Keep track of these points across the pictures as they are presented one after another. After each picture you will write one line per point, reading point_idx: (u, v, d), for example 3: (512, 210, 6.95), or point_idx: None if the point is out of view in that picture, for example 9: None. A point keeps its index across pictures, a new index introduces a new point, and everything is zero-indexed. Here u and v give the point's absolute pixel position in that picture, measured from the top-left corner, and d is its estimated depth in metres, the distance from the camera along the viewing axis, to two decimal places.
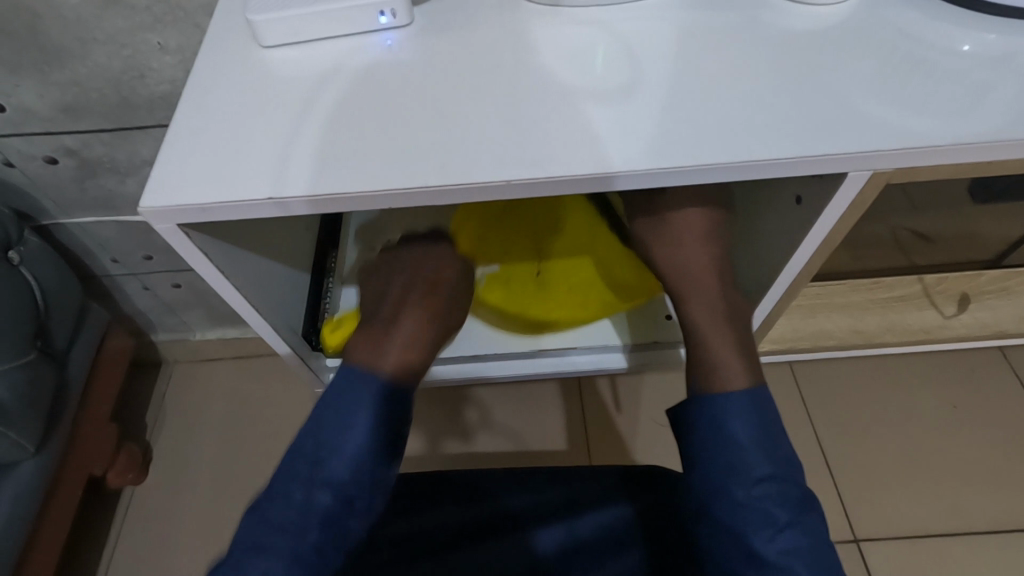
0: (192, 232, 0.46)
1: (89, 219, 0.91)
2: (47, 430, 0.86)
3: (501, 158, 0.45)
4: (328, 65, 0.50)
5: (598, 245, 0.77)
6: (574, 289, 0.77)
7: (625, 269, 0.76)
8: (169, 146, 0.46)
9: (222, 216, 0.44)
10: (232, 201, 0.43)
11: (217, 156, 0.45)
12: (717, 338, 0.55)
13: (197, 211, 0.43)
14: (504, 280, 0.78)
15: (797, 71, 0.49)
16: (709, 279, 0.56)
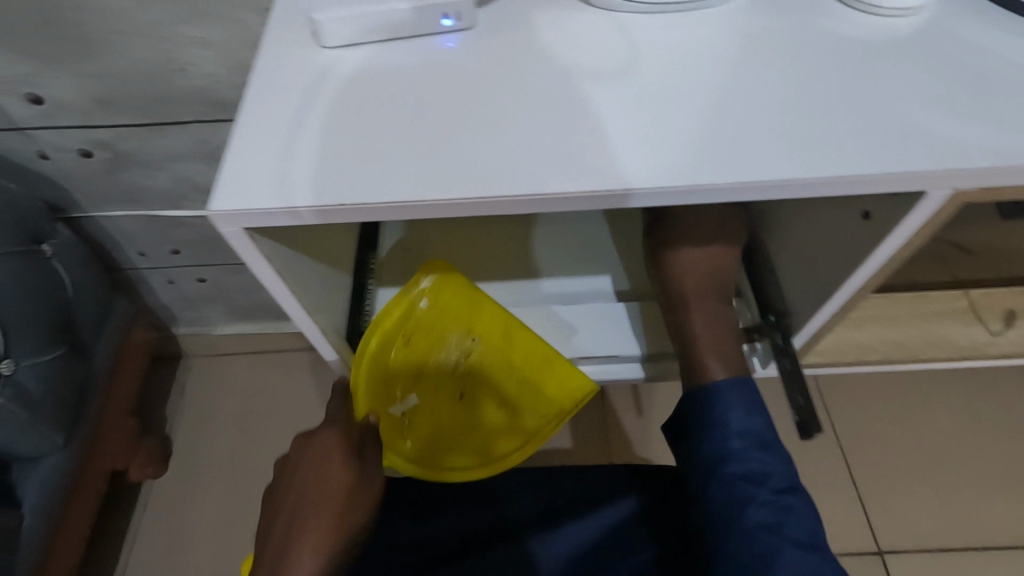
0: (255, 235, 0.45)
1: (118, 212, 0.90)
2: (73, 425, 0.84)
3: (568, 166, 0.44)
4: (391, 67, 0.49)
5: (513, 351, 0.67)
6: (501, 414, 0.66)
7: (552, 376, 0.66)
8: (232, 148, 0.45)
9: (289, 220, 0.43)
10: (301, 206, 0.42)
11: (281, 159, 0.44)
12: (707, 342, 0.57)
13: (264, 215, 0.42)
14: (426, 418, 0.66)
15: (867, 82, 0.48)
16: (699, 286, 0.60)
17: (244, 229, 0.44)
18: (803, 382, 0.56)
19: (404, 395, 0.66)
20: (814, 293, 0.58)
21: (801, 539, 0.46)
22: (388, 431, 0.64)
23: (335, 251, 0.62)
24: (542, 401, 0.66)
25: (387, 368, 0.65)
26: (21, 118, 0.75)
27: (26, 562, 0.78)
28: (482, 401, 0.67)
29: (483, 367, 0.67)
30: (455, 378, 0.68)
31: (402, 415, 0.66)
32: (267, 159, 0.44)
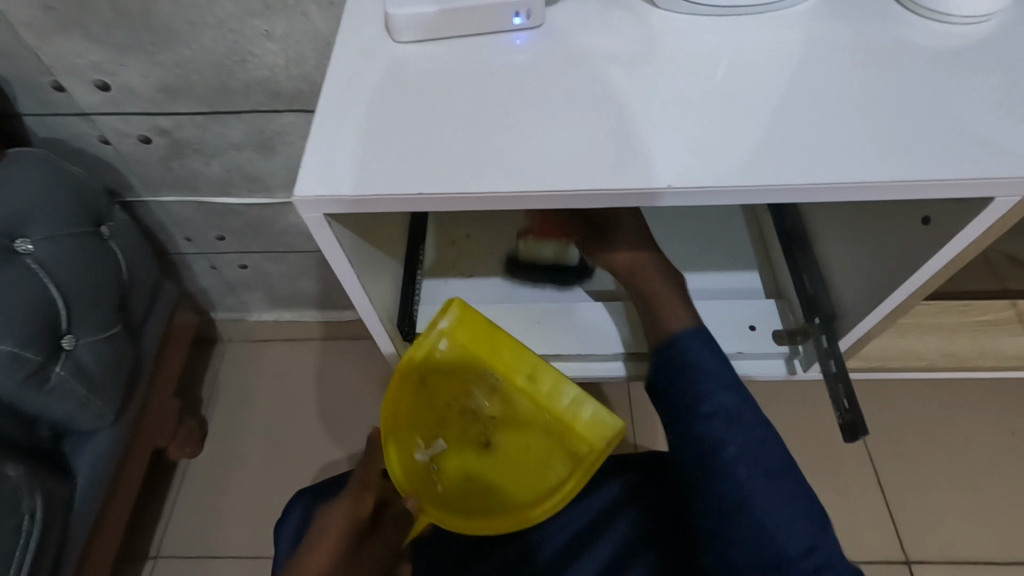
0: (332, 221, 0.47)
1: (170, 198, 0.93)
2: (124, 401, 0.87)
3: (639, 163, 0.46)
4: (462, 64, 0.51)
5: (537, 391, 0.67)
6: (527, 453, 0.67)
7: (579, 417, 0.65)
8: (313, 136, 0.47)
9: (369, 208, 0.45)
10: (381, 193, 0.44)
11: (363, 148, 0.46)
12: (658, 292, 0.60)
13: (346, 202, 0.45)
14: (454, 461, 0.68)
15: (935, 88, 0.48)
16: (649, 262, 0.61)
17: (324, 215, 0.46)
18: (850, 386, 0.57)
19: (428, 441, 0.67)
20: (864, 297, 0.58)
21: (771, 467, 0.49)
22: (417, 479, 0.65)
23: (390, 239, 0.63)
24: (572, 442, 0.65)
25: (409, 419, 0.67)
26: (87, 103, 0.78)
27: (78, 530, 0.81)
28: (510, 443, 0.68)
29: (508, 407, 0.68)
30: (477, 421, 0.68)
31: (429, 460, 0.67)
32: (347, 148, 0.46)
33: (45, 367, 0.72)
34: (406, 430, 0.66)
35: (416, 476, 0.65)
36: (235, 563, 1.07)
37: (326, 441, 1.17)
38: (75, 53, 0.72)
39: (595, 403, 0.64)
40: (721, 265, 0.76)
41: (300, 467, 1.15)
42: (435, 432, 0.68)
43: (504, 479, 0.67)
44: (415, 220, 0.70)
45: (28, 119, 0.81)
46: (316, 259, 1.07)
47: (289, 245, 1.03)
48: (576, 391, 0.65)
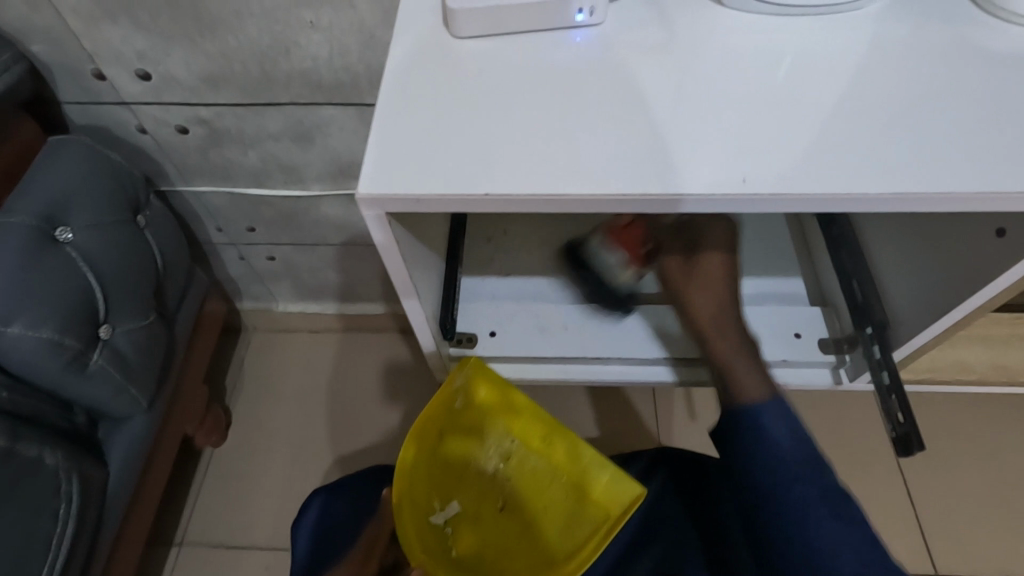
0: (390, 218, 0.47)
1: (205, 187, 0.93)
2: (157, 389, 0.87)
3: (706, 165, 0.44)
4: (523, 61, 0.50)
5: (553, 456, 0.72)
6: (540, 517, 0.71)
7: (597, 480, 0.69)
8: (373, 132, 0.47)
9: (429, 208, 0.44)
10: (444, 191, 0.43)
11: (424, 145, 0.45)
12: (737, 362, 0.60)
13: (408, 201, 0.44)
14: (468, 523, 0.73)
15: (1016, 93, 0.46)
16: (727, 301, 0.64)
17: (382, 213, 0.45)
18: (905, 397, 0.55)
19: (443, 504, 0.72)
20: (922, 307, 0.57)
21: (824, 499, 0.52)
22: (434, 542, 0.69)
23: (433, 235, 0.63)
24: (591, 508, 0.69)
25: (428, 482, 0.71)
26: (128, 91, 0.78)
27: (111, 516, 0.81)
28: (523, 508, 0.72)
29: (521, 469, 0.73)
30: (492, 483, 0.74)
31: (443, 523, 0.72)
32: (409, 144, 0.45)
33: (84, 355, 0.73)
34: (423, 494, 0.70)
35: (433, 539, 0.69)
36: (258, 553, 1.08)
37: (349, 434, 1.17)
38: (119, 40, 0.72)
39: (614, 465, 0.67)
40: (764, 268, 0.75)
41: (322, 459, 1.15)
42: (449, 494, 0.73)
43: (518, 542, 0.71)
44: (455, 219, 0.71)
45: (69, 106, 0.81)
46: (345, 251, 1.07)
47: (318, 237, 1.03)
48: (596, 454, 0.69)
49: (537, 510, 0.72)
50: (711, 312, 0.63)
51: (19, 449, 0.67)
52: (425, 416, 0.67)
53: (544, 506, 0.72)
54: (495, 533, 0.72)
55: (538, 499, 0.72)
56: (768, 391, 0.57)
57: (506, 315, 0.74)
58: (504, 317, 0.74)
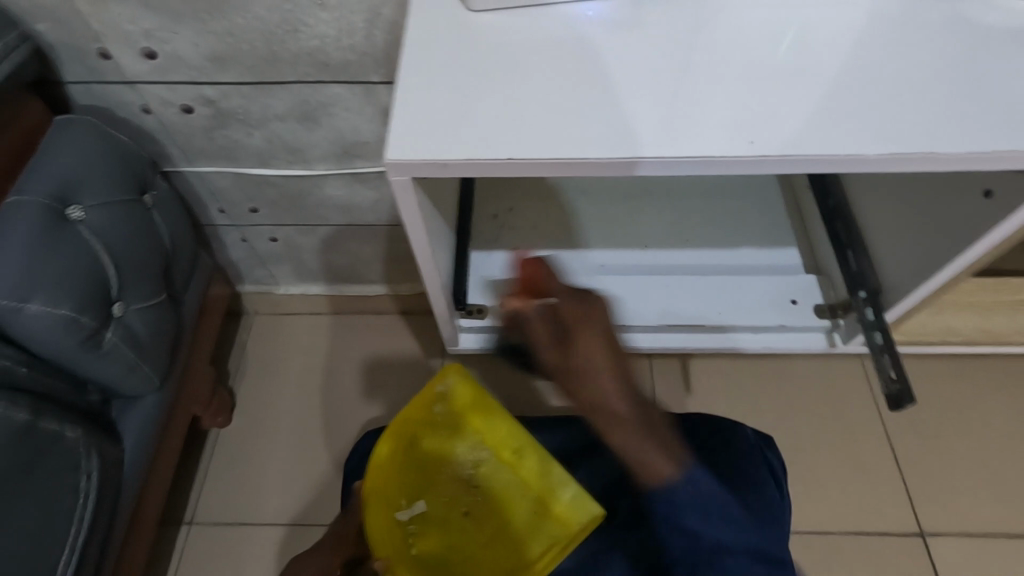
0: (415, 186, 0.48)
1: (209, 168, 0.94)
2: (168, 368, 0.89)
3: (714, 132, 0.47)
4: (539, 33, 0.51)
5: (519, 469, 0.81)
6: (503, 526, 0.79)
7: (560, 498, 0.76)
8: (397, 101, 0.48)
9: (453, 173, 0.46)
10: (468, 157, 0.45)
11: (448, 112, 0.47)
12: (631, 445, 0.50)
13: (433, 166, 0.45)
14: (431, 524, 0.78)
15: (1005, 64, 0.49)
16: (598, 375, 0.53)
17: (410, 179, 0.47)
18: (897, 356, 0.58)
19: (410, 502, 0.79)
20: (914, 270, 0.60)
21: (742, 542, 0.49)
22: (398, 537, 0.75)
23: (444, 208, 0.64)
24: (551, 520, 0.76)
25: (398, 477, 0.78)
26: (134, 71, 0.78)
27: (129, 491, 0.83)
28: (485, 516, 0.80)
29: (490, 480, 0.82)
30: (460, 490, 0.82)
31: (408, 521, 0.78)
32: (431, 112, 0.47)
33: (98, 332, 0.74)
34: (392, 490, 0.77)
35: (395, 534, 0.75)
36: (270, 530, 1.10)
37: (354, 414, 1.19)
38: (126, 18, 0.72)
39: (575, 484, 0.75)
40: (761, 239, 0.78)
41: (330, 438, 1.17)
42: (418, 494, 0.80)
43: (479, 549, 0.77)
44: (464, 191, 0.72)
45: (71, 86, 0.81)
46: (347, 233, 1.08)
47: (322, 219, 1.04)
48: (560, 471, 0.77)
49: (499, 520, 0.80)
50: (601, 393, 0.53)
51: (40, 424, 0.68)
52: (404, 412, 0.78)
53: (508, 516, 0.80)
54: (456, 538, 0.78)
55: (503, 510, 0.80)
56: (670, 465, 0.49)
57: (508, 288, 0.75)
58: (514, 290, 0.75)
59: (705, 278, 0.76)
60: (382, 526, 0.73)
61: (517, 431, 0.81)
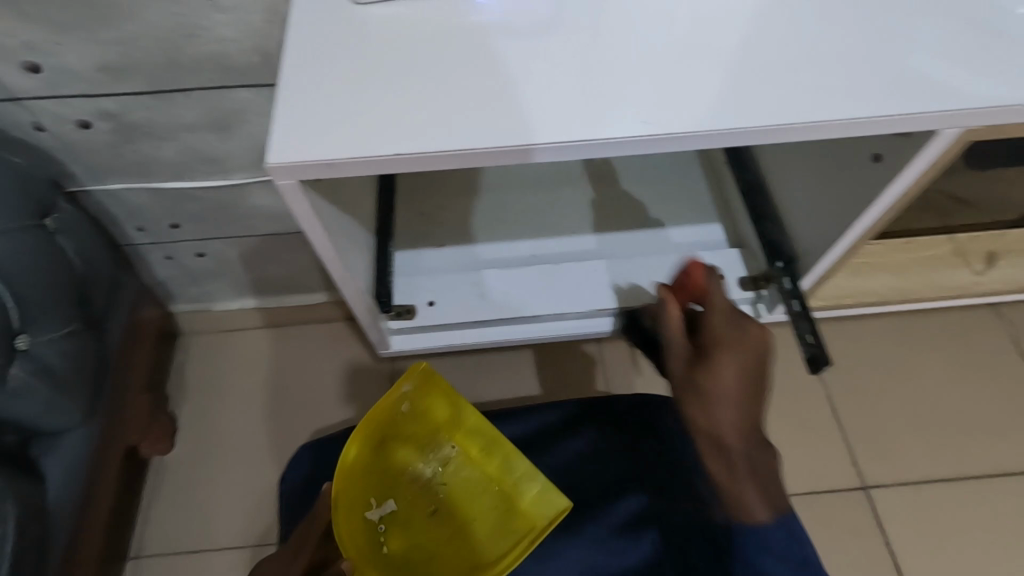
0: (307, 190, 0.47)
1: (120, 185, 0.89)
2: (93, 399, 0.84)
3: (609, 116, 0.47)
4: (429, 23, 0.50)
5: (486, 466, 0.81)
6: (473, 523, 0.79)
7: (527, 492, 0.77)
8: (280, 103, 0.46)
9: (344, 173, 0.45)
10: (357, 156, 0.44)
11: (334, 110, 0.45)
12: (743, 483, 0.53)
13: (322, 167, 0.44)
14: (401, 522, 0.78)
15: (886, 33, 0.51)
16: (740, 402, 0.54)
17: (299, 183, 0.45)
18: (815, 321, 0.61)
19: (379, 502, 0.78)
20: (822, 236, 0.62)
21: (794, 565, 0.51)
22: (366, 537, 0.74)
23: (359, 210, 0.63)
24: (517, 517, 0.76)
25: (366, 477, 0.77)
26: (19, 87, 0.73)
27: (57, 535, 0.79)
28: (454, 514, 0.80)
29: (458, 477, 0.82)
30: (427, 488, 0.81)
31: (378, 520, 0.77)
32: (319, 112, 0.45)
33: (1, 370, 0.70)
34: (359, 490, 0.76)
35: (363, 533, 0.74)
36: (225, 555, 1.06)
37: (305, 427, 1.16)
38: (2, 31, 0.67)
39: (544, 479, 0.76)
40: (686, 217, 0.80)
41: (282, 454, 1.13)
42: (386, 494, 0.79)
43: (448, 545, 0.77)
44: (384, 189, 0.70)
45: None
46: (278, 242, 1.04)
47: (250, 229, 1.00)
48: (527, 466, 0.77)
49: (468, 518, 0.79)
50: (715, 443, 0.54)
51: None
52: (371, 413, 0.76)
53: (478, 515, 0.79)
54: (425, 536, 0.78)
55: (472, 506, 0.80)
56: (767, 509, 0.52)
57: (435, 287, 0.74)
58: (443, 286, 0.75)
59: (637, 259, 0.77)
60: (349, 528, 0.71)
61: (485, 427, 0.81)
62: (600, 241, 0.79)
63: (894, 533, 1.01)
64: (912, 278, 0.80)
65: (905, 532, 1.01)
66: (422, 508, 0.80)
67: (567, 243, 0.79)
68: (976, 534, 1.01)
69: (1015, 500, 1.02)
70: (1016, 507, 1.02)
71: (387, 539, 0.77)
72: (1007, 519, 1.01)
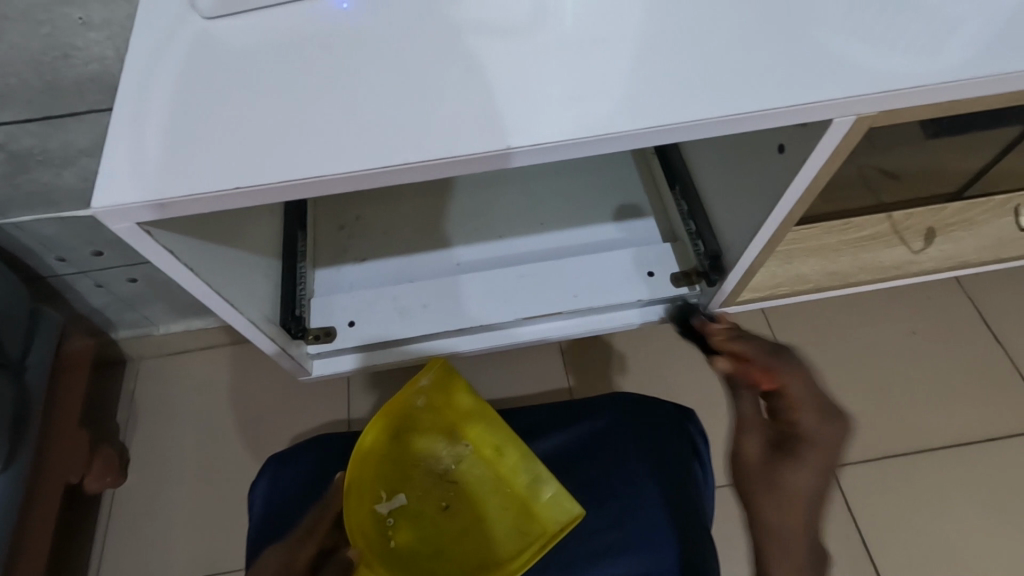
0: (152, 230, 0.45)
1: (28, 216, 0.84)
2: (14, 443, 0.81)
3: (479, 121, 0.44)
4: (272, 36, 0.49)
5: (501, 466, 0.78)
6: (483, 523, 0.76)
7: (540, 495, 0.72)
8: (111, 140, 0.44)
9: (181, 212, 0.43)
10: (192, 192, 0.42)
11: (171, 144, 0.44)
12: None
13: (154, 207, 0.42)
14: (411, 516, 0.75)
15: (772, 11, 0.48)
16: None
17: (138, 225, 0.43)
18: (706, 230, 0.68)
19: (389, 495, 0.76)
20: (743, 229, 0.61)
21: None
22: (374, 529, 0.72)
23: (249, 239, 0.61)
24: (530, 520, 0.73)
25: (377, 469, 0.75)
26: None
27: None
28: (465, 510, 0.77)
29: (469, 476, 0.79)
30: (438, 484, 0.78)
31: (387, 513, 0.75)
32: (152, 142, 0.44)
33: None
34: (370, 482, 0.74)
35: (371, 524, 0.72)
36: None
37: (261, 446, 1.12)
38: None
39: (558, 483, 0.70)
40: (607, 212, 0.77)
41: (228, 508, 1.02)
42: (397, 487, 0.77)
43: (460, 543, 0.74)
44: (291, 215, 0.73)
45: None
46: None
47: None
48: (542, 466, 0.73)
49: (480, 518, 0.76)
50: None
51: None
52: (390, 405, 0.77)
53: (490, 515, 0.77)
54: (434, 531, 0.74)
55: (485, 507, 0.77)
56: None
57: (355, 306, 0.72)
58: (362, 305, 0.72)
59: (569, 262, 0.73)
60: (356, 520, 0.69)
61: (500, 427, 0.79)
62: (529, 243, 0.76)
63: (862, 513, 1.00)
64: (844, 262, 0.81)
65: (873, 513, 1.00)
66: (434, 503, 0.76)
67: (494, 247, 0.76)
68: (944, 511, 0.99)
69: (980, 470, 1.02)
70: (982, 477, 1.01)
71: (396, 531, 0.74)
72: (973, 490, 1.01)
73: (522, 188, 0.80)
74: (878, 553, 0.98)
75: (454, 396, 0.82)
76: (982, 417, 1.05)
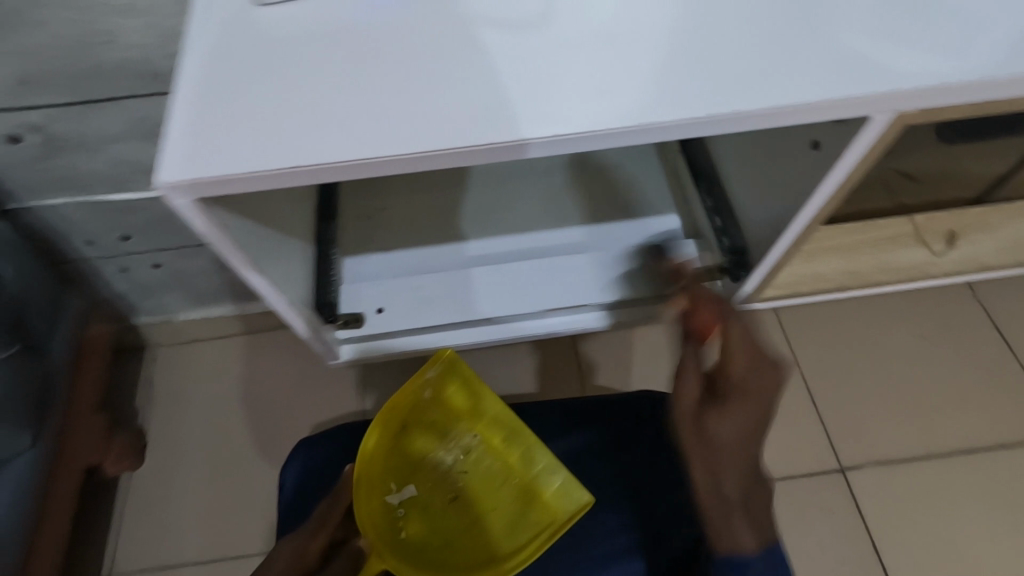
0: (208, 207, 0.46)
1: (59, 200, 0.86)
2: (38, 422, 0.82)
3: (519, 109, 0.45)
4: (321, 22, 0.50)
5: (509, 458, 0.78)
6: (491, 515, 0.76)
7: (547, 486, 0.74)
8: (169, 119, 0.46)
9: (237, 189, 0.44)
10: (248, 172, 0.43)
11: (228, 124, 0.45)
12: None
13: (213, 182, 0.43)
14: (421, 507, 0.76)
15: (809, 10, 0.49)
16: None
17: (195, 202, 0.45)
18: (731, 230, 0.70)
19: (399, 486, 0.76)
20: (769, 225, 0.62)
21: None
22: (384, 521, 0.73)
23: (289, 223, 0.62)
24: (538, 512, 0.74)
25: (387, 461, 0.76)
26: None
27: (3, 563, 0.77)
28: (474, 502, 0.77)
29: (478, 467, 0.79)
30: (447, 476, 0.79)
31: (398, 504, 0.75)
32: (206, 122, 0.45)
33: None
34: (380, 475, 0.75)
35: (381, 516, 0.73)
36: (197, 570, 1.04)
37: (276, 434, 1.14)
38: None
39: (566, 473, 0.73)
40: (630, 207, 0.79)
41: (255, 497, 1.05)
42: (407, 479, 0.77)
43: (468, 535, 0.75)
44: (323, 203, 0.74)
45: None
46: None
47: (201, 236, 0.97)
48: (549, 460, 0.75)
49: (488, 509, 0.77)
50: None
51: None
52: (396, 397, 0.77)
53: (499, 506, 0.77)
54: (442, 523, 0.75)
55: (493, 498, 0.77)
56: None
57: (385, 293, 0.74)
58: (391, 293, 0.74)
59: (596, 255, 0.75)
60: (366, 514, 0.71)
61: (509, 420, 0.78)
62: (554, 236, 0.78)
63: (871, 517, 1.00)
64: (865, 262, 0.82)
65: (882, 516, 1.01)
66: (443, 495, 0.77)
67: (519, 240, 0.78)
68: (953, 517, 1.00)
69: (990, 476, 1.02)
70: (993, 483, 1.02)
71: (406, 523, 0.75)
72: (983, 495, 1.01)
73: (547, 182, 0.82)
74: (886, 556, 0.98)
75: (461, 387, 0.81)
76: (994, 422, 1.06)
